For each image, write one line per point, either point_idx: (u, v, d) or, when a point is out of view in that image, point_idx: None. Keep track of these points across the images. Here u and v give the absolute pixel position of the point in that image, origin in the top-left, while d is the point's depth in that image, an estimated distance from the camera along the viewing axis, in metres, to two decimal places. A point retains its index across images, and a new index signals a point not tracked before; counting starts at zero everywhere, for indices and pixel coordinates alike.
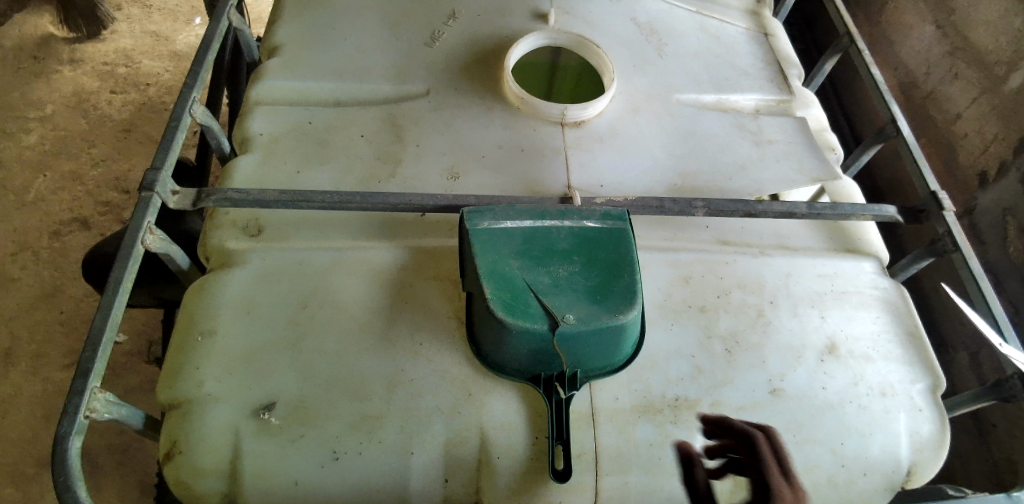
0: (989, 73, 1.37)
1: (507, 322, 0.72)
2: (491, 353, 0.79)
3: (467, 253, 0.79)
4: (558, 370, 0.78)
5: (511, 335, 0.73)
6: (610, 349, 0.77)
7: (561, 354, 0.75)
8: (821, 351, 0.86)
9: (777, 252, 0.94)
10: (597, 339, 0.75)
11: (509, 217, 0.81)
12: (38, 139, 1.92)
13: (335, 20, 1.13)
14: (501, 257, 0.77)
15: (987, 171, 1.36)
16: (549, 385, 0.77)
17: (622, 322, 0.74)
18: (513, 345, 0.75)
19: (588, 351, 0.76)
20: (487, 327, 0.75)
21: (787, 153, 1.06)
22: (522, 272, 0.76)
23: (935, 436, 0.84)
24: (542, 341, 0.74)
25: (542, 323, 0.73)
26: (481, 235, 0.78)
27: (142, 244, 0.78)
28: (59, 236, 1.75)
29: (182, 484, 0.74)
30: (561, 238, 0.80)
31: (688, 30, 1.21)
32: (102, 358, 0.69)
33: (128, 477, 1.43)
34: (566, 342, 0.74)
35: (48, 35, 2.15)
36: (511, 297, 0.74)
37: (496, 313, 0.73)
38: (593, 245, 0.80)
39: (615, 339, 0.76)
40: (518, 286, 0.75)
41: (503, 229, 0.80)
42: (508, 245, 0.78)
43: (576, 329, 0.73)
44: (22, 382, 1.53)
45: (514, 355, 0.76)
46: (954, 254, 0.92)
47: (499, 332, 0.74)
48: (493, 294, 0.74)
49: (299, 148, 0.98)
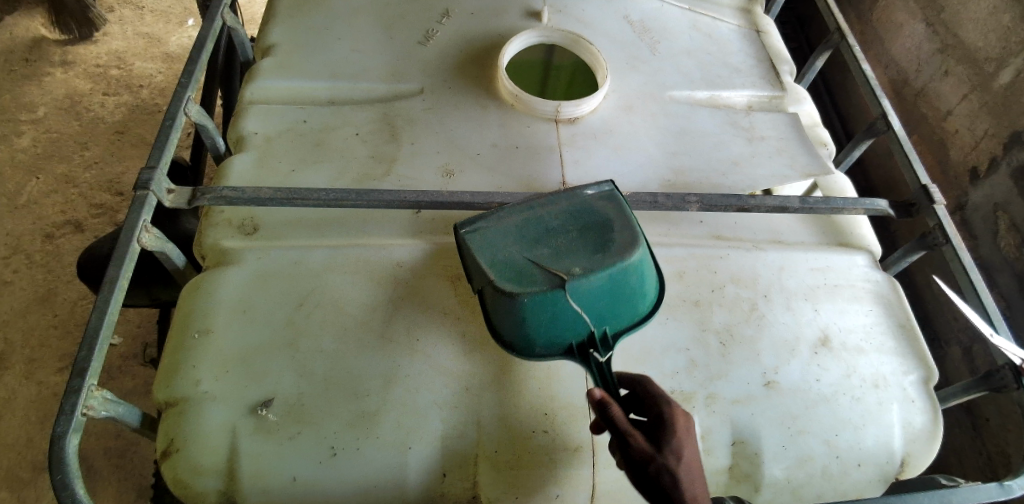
0: (979, 69, 1.39)
1: (519, 293, 0.72)
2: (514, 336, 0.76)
3: (466, 258, 0.77)
4: (588, 335, 0.76)
5: (526, 307, 0.73)
6: (627, 297, 0.77)
7: (581, 312, 0.75)
8: (814, 345, 0.87)
9: (770, 247, 0.95)
10: (608, 287, 0.75)
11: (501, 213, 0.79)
12: (31, 142, 1.92)
13: (328, 20, 1.13)
14: (500, 245, 0.77)
15: (978, 167, 1.37)
16: (585, 353, 0.75)
17: (629, 261, 0.76)
18: (531, 317, 0.74)
19: (607, 303, 0.76)
20: (501, 311, 0.75)
21: (779, 149, 1.07)
22: (522, 252, 0.76)
23: (928, 426, 0.85)
24: (558, 304, 0.74)
25: (551, 285, 0.73)
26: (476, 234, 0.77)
27: (138, 243, 0.78)
28: (52, 240, 1.74)
29: (180, 483, 0.74)
30: (557, 215, 0.79)
31: (680, 28, 1.22)
32: (98, 357, 0.69)
33: (124, 480, 1.42)
34: (581, 296, 0.74)
35: (40, 38, 2.14)
36: (517, 271, 0.74)
37: (504, 288, 0.73)
38: (591, 212, 0.80)
39: (625, 282, 0.76)
40: (523, 259, 0.75)
41: (496, 230, 0.78)
42: (505, 233, 0.77)
43: (585, 278, 0.74)
44: (16, 386, 1.53)
45: (536, 331, 0.75)
46: (945, 247, 0.92)
47: (514, 308, 0.73)
48: (497, 273, 0.74)
49: (292, 147, 0.98)
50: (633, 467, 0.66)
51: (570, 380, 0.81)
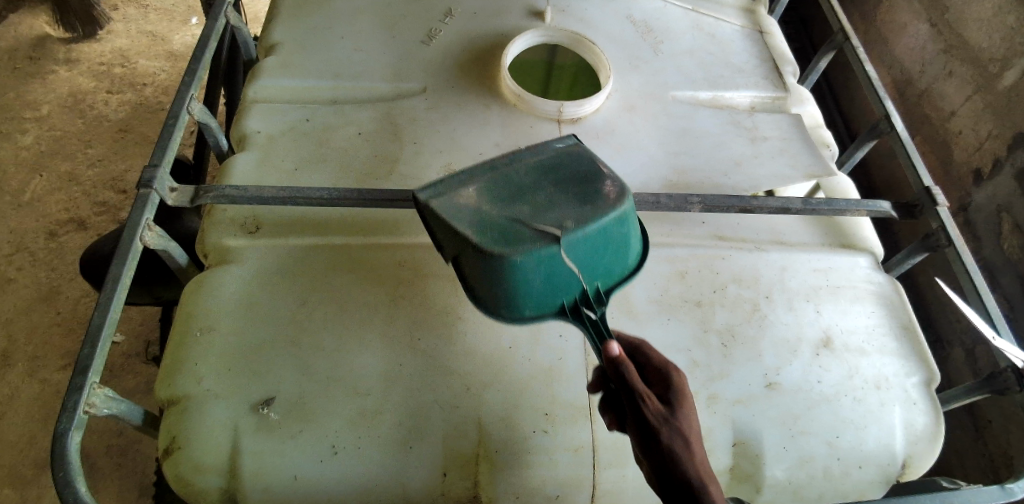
0: (983, 70, 1.38)
1: (510, 253, 0.67)
2: (503, 301, 0.72)
3: (438, 223, 0.71)
4: (581, 292, 0.73)
5: (517, 269, 0.69)
6: (615, 249, 0.74)
7: (575, 267, 0.71)
8: (816, 345, 0.87)
9: (772, 248, 0.94)
10: (599, 239, 0.72)
11: (465, 178, 0.73)
12: (34, 140, 1.92)
13: (331, 19, 1.14)
14: (478, 205, 0.71)
15: (982, 168, 1.37)
16: (578, 312, 0.72)
17: (620, 210, 0.72)
18: (522, 278, 0.70)
19: (597, 257, 0.72)
20: (488, 274, 0.70)
21: (782, 149, 1.07)
22: (499, 211, 0.71)
23: (930, 428, 0.84)
24: (551, 260, 0.69)
25: (544, 243, 0.68)
26: (443, 200, 0.71)
27: (140, 241, 0.78)
28: (55, 237, 1.75)
29: (182, 480, 0.74)
30: (525, 172, 0.75)
31: (683, 28, 1.21)
32: (100, 354, 0.69)
33: (125, 478, 1.43)
34: (575, 249, 0.70)
35: (44, 36, 2.15)
36: (499, 231, 0.69)
37: (493, 250, 0.68)
38: (560, 167, 0.76)
39: (614, 233, 0.73)
40: (503, 218, 0.70)
41: (465, 196, 0.72)
42: (476, 194, 0.72)
43: (579, 232, 0.70)
44: (18, 383, 1.53)
45: (527, 293, 0.71)
46: (948, 249, 0.92)
47: (504, 270, 0.69)
48: (481, 234, 0.69)
49: (295, 146, 0.98)
50: (641, 432, 0.61)
51: (571, 380, 0.81)
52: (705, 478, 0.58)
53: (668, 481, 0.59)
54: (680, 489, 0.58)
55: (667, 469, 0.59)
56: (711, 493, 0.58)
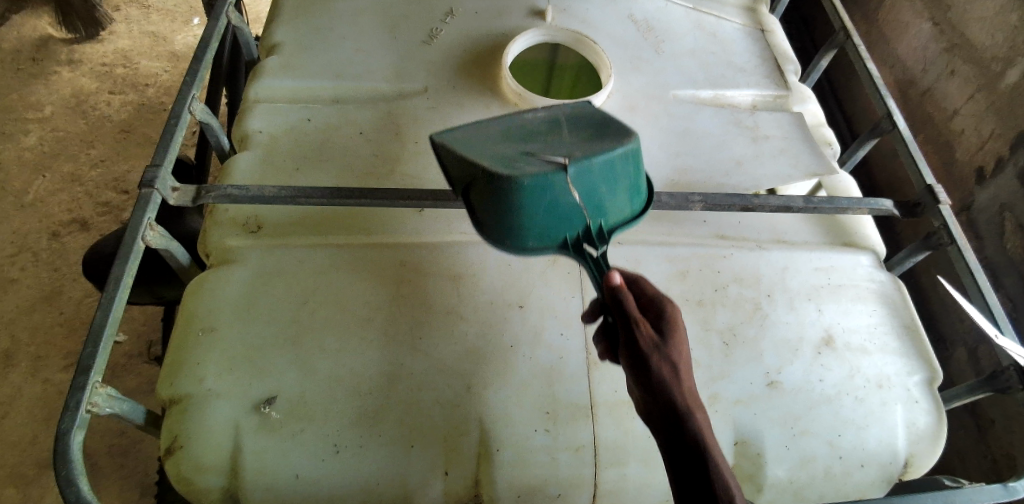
0: (985, 69, 1.38)
1: (515, 175, 0.70)
2: (506, 231, 0.75)
3: (449, 163, 0.76)
4: (584, 229, 0.75)
5: (522, 193, 0.71)
6: (622, 190, 0.76)
7: (580, 200, 0.74)
8: (818, 345, 0.87)
9: (773, 247, 0.94)
10: (606, 174, 0.74)
11: (480, 125, 0.80)
12: (37, 141, 1.93)
13: (332, 19, 1.14)
14: (490, 146, 0.76)
15: (984, 168, 1.36)
16: (580, 247, 0.75)
17: (629, 148, 0.75)
18: (525, 205, 0.72)
19: (603, 193, 0.75)
20: (493, 200, 0.73)
21: (783, 148, 1.07)
22: (512, 149, 0.76)
23: (932, 427, 0.84)
24: (556, 188, 0.72)
25: (549, 168, 0.71)
26: (458, 140, 0.77)
27: (142, 241, 0.78)
28: (58, 238, 1.75)
29: (184, 480, 0.74)
30: (539, 124, 0.82)
31: (684, 27, 1.21)
32: (103, 354, 0.69)
33: (128, 478, 1.43)
34: (581, 180, 0.73)
35: (46, 37, 2.15)
36: (505, 160, 0.73)
37: (499, 171, 0.70)
38: (572, 119, 0.83)
39: (621, 171, 0.75)
40: (511, 153, 0.75)
41: (479, 139, 0.78)
42: (490, 139, 0.78)
43: (586, 162, 0.73)
44: (21, 383, 1.54)
45: (531, 224, 0.74)
46: (950, 248, 0.92)
47: (509, 194, 0.71)
48: (491, 161, 0.72)
49: (296, 146, 0.98)
50: (633, 359, 0.63)
51: (572, 379, 0.81)
52: (691, 404, 0.61)
53: (655, 406, 0.61)
54: (667, 414, 0.60)
55: (655, 395, 0.61)
56: (696, 419, 0.60)
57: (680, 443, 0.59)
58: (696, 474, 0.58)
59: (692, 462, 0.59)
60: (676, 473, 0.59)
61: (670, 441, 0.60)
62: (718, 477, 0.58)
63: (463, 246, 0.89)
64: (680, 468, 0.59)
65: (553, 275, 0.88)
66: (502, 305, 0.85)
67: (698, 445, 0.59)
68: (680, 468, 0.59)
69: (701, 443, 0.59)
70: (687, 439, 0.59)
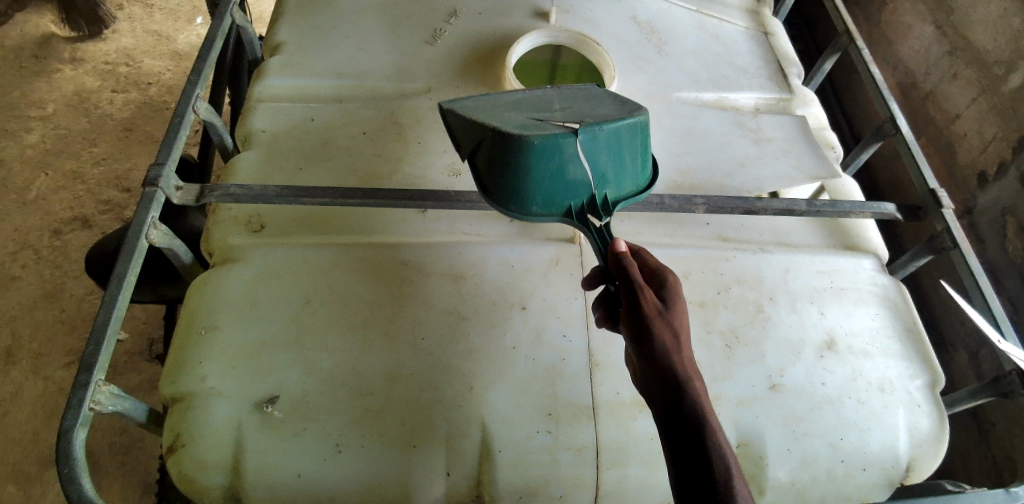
0: (988, 72, 1.38)
1: (527, 135, 0.72)
2: (512, 196, 0.77)
3: (455, 126, 0.78)
4: (588, 199, 0.78)
5: (531, 154, 0.74)
6: (628, 163, 0.80)
7: (586, 167, 0.76)
8: (820, 347, 0.87)
9: (776, 249, 0.94)
10: (614, 144, 0.77)
11: (489, 97, 0.84)
12: (39, 138, 1.93)
13: (336, 19, 1.14)
14: (500, 112, 0.79)
15: (987, 171, 1.36)
16: (584, 216, 0.78)
17: (637, 120, 0.78)
18: (534, 168, 0.75)
19: (610, 164, 0.78)
20: (501, 161, 0.75)
21: (785, 150, 1.07)
22: (522, 115, 0.79)
23: (934, 431, 0.84)
24: (566, 153, 0.75)
25: (560, 131, 0.74)
26: (468, 106, 0.80)
27: (146, 239, 0.78)
28: (60, 236, 1.76)
29: (186, 478, 0.74)
30: (548, 99, 0.85)
31: (687, 29, 1.21)
32: (106, 351, 0.69)
33: (129, 476, 1.43)
34: (589, 147, 0.76)
35: (49, 35, 2.15)
36: (517, 124, 0.75)
37: (511, 131, 0.72)
38: (579, 96, 0.87)
39: (629, 142, 0.79)
40: (519, 118, 0.78)
41: (487, 106, 0.81)
42: (500, 107, 0.81)
43: (597, 129, 0.75)
44: (22, 381, 1.54)
45: (537, 189, 0.77)
46: (953, 251, 0.92)
47: (518, 155, 0.74)
48: (504, 123, 0.75)
49: (299, 146, 0.99)
50: (636, 324, 0.65)
51: (574, 380, 0.81)
52: (689, 370, 0.63)
53: (655, 366, 0.63)
54: (667, 377, 0.62)
55: (656, 360, 0.63)
56: (694, 384, 0.62)
57: (677, 406, 0.61)
58: (692, 437, 0.60)
59: (689, 426, 0.60)
60: (671, 436, 0.61)
61: (667, 405, 0.62)
62: (712, 440, 0.60)
63: (465, 246, 0.89)
64: (676, 431, 0.60)
65: (555, 276, 0.88)
66: (504, 305, 0.85)
67: (695, 409, 0.61)
68: (676, 431, 0.60)
69: (698, 408, 0.61)
70: (685, 403, 0.61)
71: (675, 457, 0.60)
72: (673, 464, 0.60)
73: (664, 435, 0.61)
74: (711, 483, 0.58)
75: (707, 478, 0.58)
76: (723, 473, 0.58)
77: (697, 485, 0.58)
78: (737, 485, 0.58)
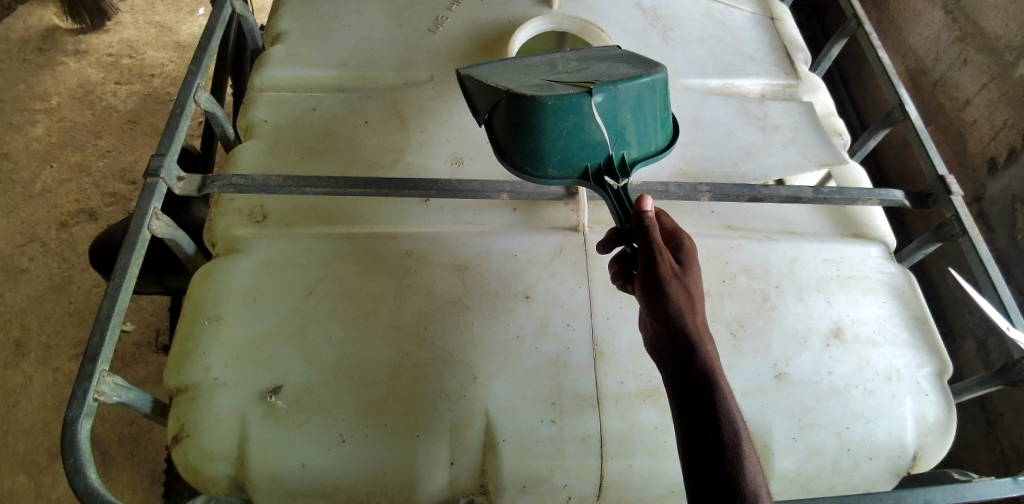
0: (999, 58, 1.36)
1: (541, 95, 0.73)
2: (529, 158, 0.79)
3: (472, 91, 0.81)
4: (605, 160, 0.79)
5: (547, 114, 0.75)
6: (650, 123, 0.80)
7: (603, 127, 0.77)
8: (826, 337, 0.86)
9: (782, 238, 0.93)
10: (634, 101, 0.78)
11: (505, 63, 0.87)
12: (44, 131, 1.93)
13: (338, 7, 1.12)
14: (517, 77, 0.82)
15: (997, 158, 1.35)
16: (601, 178, 0.78)
17: (655, 78, 0.78)
18: (550, 128, 0.76)
19: (630, 121, 0.79)
20: (518, 122, 0.76)
21: (793, 138, 1.05)
22: (539, 77, 0.81)
23: (942, 420, 0.84)
24: (582, 112, 0.76)
25: (575, 91, 0.75)
26: (484, 72, 0.82)
27: (149, 230, 0.78)
28: (66, 228, 1.76)
29: (191, 468, 0.75)
30: (566, 62, 0.88)
31: (693, 15, 1.19)
32: (109, 343, 0.69)
33: (137, 467, 1.44)
34: (606, 106, 0.76)
35: (52, 27, 2.15)
36: (532, 86, 0.77)
37: (525, 92, 0.74)
38: (597, 60, 0.89)
39: (648, 99, 0.79)
40: (537, 81, 0.80)
41: (502, 70, 0.84)
42: (518, 72, 0.84)
43: (614, 88, 0.76)
44: (32, 373, 1.55)
45: (553, 149, 0.78)
46: (963, 239, 0.90)
47: (534, 114, 0.75)
48: (519, 86, 0.76)
49: (302, 136, 0.98)
50: (652, 285, 0.65)
51: (578, 371, 0.81)
52: (701, 333, 0.63)
53: (667, 328, 0.63)
54: (679, 339, 0.62)
55: (670, 322, 0.63)
56: (705, 347, 0.63)
57: (688, 367, 0.61)
58: (701, 399, 0.60)
59: (699, 388, 0.60)
60: (680, 397, 0.61)
61: (678, 366, 0.62)
62: (721, 402, 0.59)
63: (468, 236, 0.89)
64: (686, 394, 0.60)
65: (559, 265, 0.87)
66: (507, 295, 0.85)
67: (707, 372, 0.61)
68: (685, 393, 0.61)
69: (709, 371, 0.61)
70: (697, 365, 0.61)
71: (681, 418, 0.60)
72: (679, 424, 0.60)
73: (673, 397, 0.62)
74: (717, 445, 0.58)
75: (713, 441, 0.58)
76: (732, 438, 0.58)
77: (703, 448, 0.58)
78: (745, 450, 0.58)
